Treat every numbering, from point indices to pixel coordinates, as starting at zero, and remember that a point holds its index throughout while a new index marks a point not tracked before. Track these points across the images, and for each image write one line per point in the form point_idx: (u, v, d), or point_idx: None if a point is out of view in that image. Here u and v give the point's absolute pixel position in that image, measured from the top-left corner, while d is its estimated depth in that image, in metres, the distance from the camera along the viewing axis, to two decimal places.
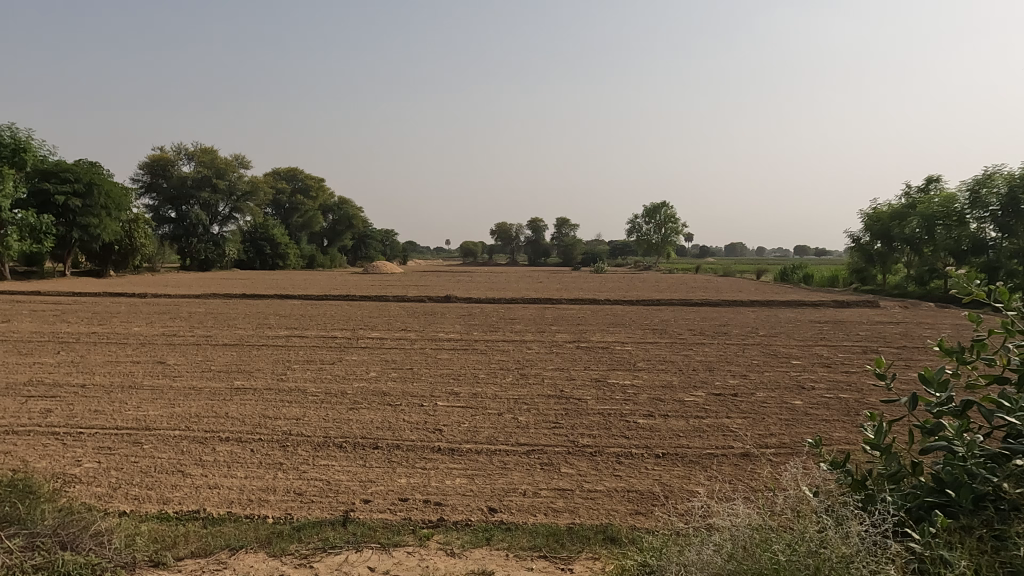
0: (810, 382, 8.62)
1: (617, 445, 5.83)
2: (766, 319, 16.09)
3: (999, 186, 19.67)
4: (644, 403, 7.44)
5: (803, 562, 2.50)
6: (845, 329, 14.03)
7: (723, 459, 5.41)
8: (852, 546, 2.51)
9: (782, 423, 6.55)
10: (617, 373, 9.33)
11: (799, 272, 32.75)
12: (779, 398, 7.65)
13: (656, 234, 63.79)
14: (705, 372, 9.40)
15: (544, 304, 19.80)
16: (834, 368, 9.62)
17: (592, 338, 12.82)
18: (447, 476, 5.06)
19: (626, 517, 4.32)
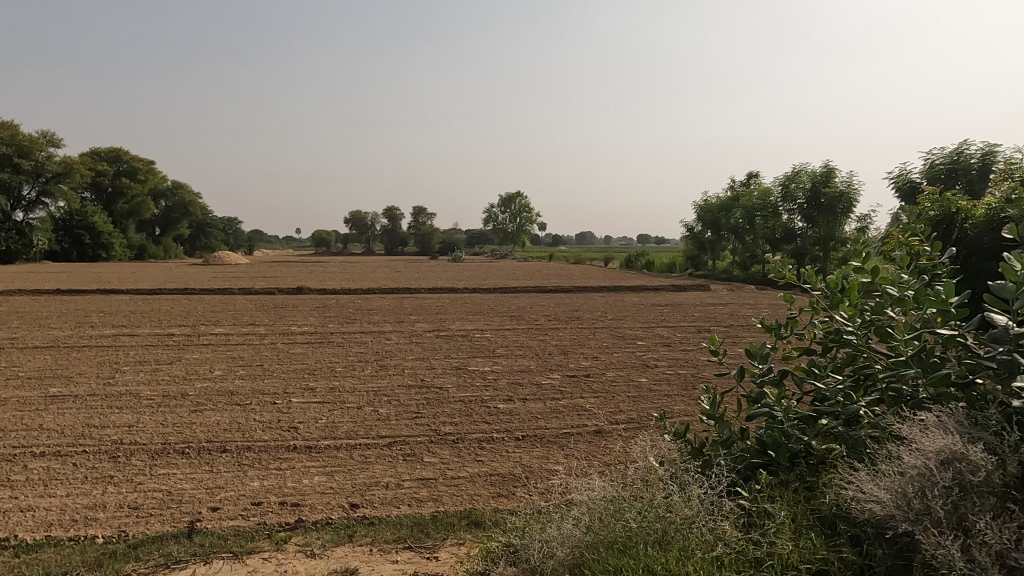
0: (653, 360, 9.35)
1: (478, 431, 5.93)
2: (614, 304, 17.12)
3: (805, 182, 22.44)
4: (503, 388, 7.63)
5: (652, 527, 2.70)
6: (682, 311, 15.35)
7: (579, 437, 5.70)
8: (693, 508, 2.75)
9: (630, 399, 7.05)
10: (477, 360, 9.47)
11: (642, 259, 35.23)
12: (626, 377, 8.21)
13: (512, 223, 65.33)
14: (560, 355, 9.82)
15: (402, 294, 19.57)
16: (673, 347, 10.48)
17: (451, 327, 12.89)
18: (304, 475, 4.86)
19: (489, 500, 4.41)
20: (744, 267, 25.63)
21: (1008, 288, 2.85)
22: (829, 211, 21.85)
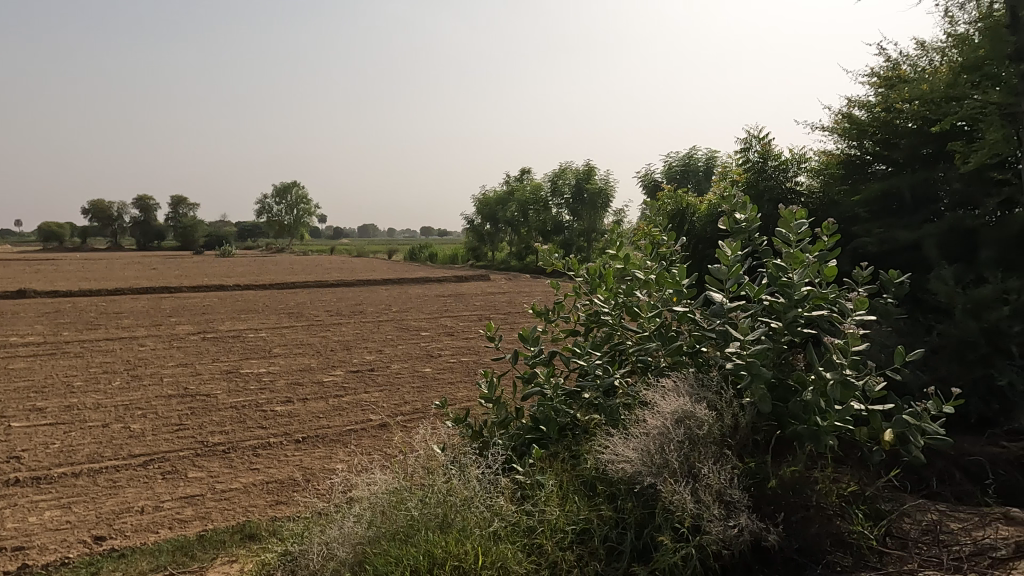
0: (436, 350, 9.52)
1: (253, 438, 5.50)
2: (398, 296, 17.08)
3: (570, 180, 24.58)
4: (281, 389, 7.18)
5: (434, 512, 2.75)
6: (464, 301, 15.86)
7: (363, 433, 5.60)
8: (472, 489, 2.85)
9: (414, 390, 7.09)
10: (250, 362, 8.78)
11: (426, 251, 35.63)
12: (411, 368, 8.25)
13: (288, 215, 61.60)
14: (342, 351, 9.52)
15: (159, 294, 17.37)
16: (455, 336, 10.77)
17: (219, 328, 11.77)
18: (30, 512, 4.08)
19: (266, 510, 4.12)
20: (519, 258, 27.18)
21: (722, 270, 3.42)
22: (590, 206, 24.23)
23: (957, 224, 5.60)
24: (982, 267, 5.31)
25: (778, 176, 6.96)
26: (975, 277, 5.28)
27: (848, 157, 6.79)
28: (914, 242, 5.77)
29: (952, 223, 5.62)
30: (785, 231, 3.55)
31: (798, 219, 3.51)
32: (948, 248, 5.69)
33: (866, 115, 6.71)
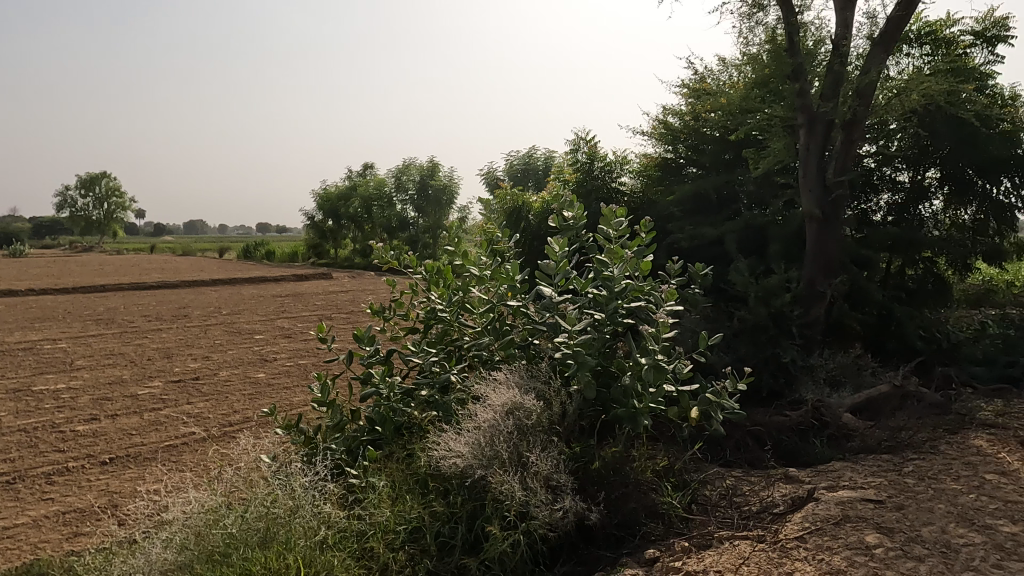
0: (272, 354, 8.97)
1: (47, 464, 4.82)
2: (229, 298, 15.86)
3: (415, 176, 24.42)
4: (84, 406, 6.36)
5: (254, 527, 2.59)
6: (304, 301, 15.11)
7: (184, 448, 5.12)
8: (298, 498, 2.73)
9: (245, 397, 6.63)
10: (46, 377, 7.68)
11: (261, 249, 33.44)
12: (242, 374, 7.69)
13: (95, 209, 54.65)
14: (161, 359, 8.64)
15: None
16: (293, 338, 10.23)
17: (6, 339, 10.16)
18: None
19: (61, 544, 3.63)
20: (362, 255, 26.37)
21: (550, 265, 3.57)
22: (436, 203, 24.28)
23: (752, 222, 6.35)
24: (771, 260, 6.07)
25: (604, 177, 7.43)
26: (765, 268, 6.02)
27: (664, 160, 7.43)
28: (718, 238, 6.44)
29: (748, 221, 6.37)
30: (606, 227, 3.74)
31: (617, 216, 3.70)
32: (745, 243, 6.43)
33: (678, 123, 7.37)
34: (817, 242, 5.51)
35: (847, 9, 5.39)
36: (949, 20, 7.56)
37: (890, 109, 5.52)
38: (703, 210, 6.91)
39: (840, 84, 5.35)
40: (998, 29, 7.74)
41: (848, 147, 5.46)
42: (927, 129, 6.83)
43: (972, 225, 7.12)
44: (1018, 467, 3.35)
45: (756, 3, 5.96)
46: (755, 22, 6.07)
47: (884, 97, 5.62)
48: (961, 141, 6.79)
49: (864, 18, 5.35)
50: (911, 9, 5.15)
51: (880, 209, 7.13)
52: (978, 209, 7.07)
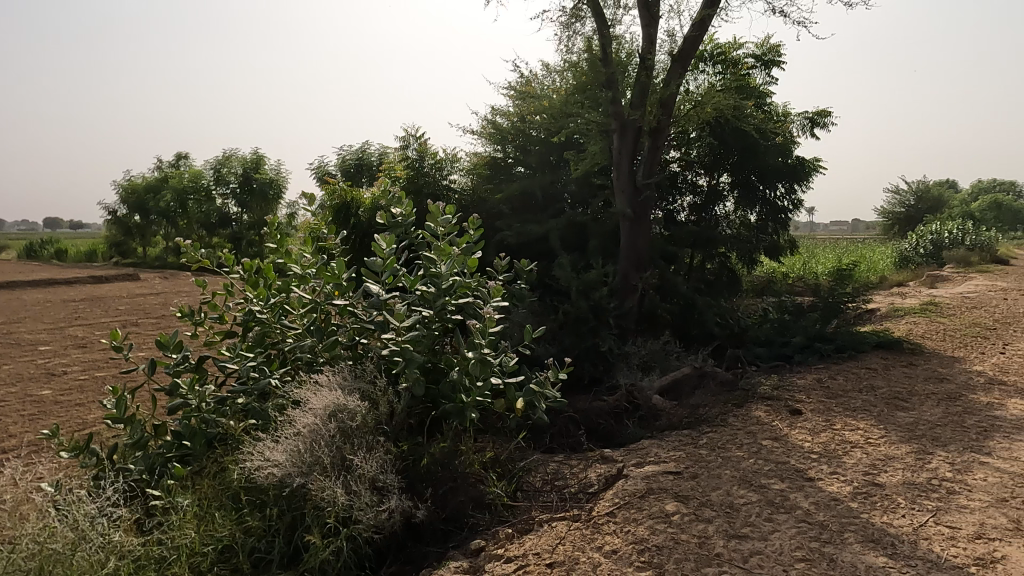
0: (62, 367, 7.83)
1: None
2: (6, 304, 13.56)
3: (235, 167, 21.71)
4: None
5: (24, 568, 2.25)
6: (105, 306, 13.35)
7: None
8: (81, 528, 2.41)
9: (26, 419, 5.72)
10: None
11: (49, 247, 29.02)
12: (22, 392, 6.63)
13: None
14: None
15: None
16: (90, 348, 9.01)
17: None
18: None
19: None
20: (176, 254, 23.85)
21: (378, 262, 3.36)
22: (262, 198, 21.94)
23: (573, 220, 6.73)
24: (591, 255, 6.48)
25: (434, 174, 7.43)
26: (586, 264, 6.42)
27: (493, 159, 7.60)
28: (543, 235, 6.74)
29: (570, 219, 6.74)
30: (433, 224, 3.65)
31: (444, 212, 3.63)
32: (567, 240, 6.81)
33: (506, 124, 7.58)
34: (629, 239, 6.01)
35: (651, 26, 5.89)
36: (735, 43, 8.57)
37: (688, 120, 6.14)
38: (530, 208, 7.20)
39: (646, 94, 5.83)
40: (773, 54, 8.92)
41: (654, 153, 5.99)
42: (718, 139, 7.72)
43: (758, 225, 8.15)
44: (787, 432, 3.91)
45: (573, 13, 6.31)
46: (573, 31, 6.42)
47: (683, 107, 6.22)
48: (744, 150, 7.76)
49: (665, 35, 5.89)
50: (703, 30, 5.76)
51: (683, 209, 7.94)
52: (761, 211, 8.10)
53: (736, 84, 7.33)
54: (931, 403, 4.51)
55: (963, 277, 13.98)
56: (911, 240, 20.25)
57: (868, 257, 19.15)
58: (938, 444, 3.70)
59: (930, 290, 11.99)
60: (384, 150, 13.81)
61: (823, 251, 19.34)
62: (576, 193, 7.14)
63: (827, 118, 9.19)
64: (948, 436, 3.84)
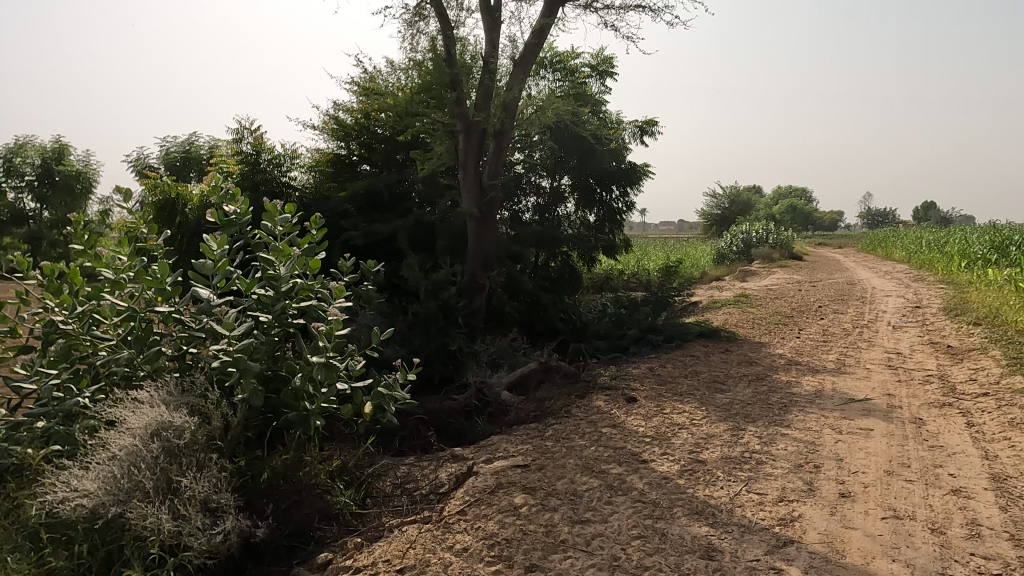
0: None
1: None
2: None
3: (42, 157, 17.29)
4: None
5: None
6: None
7: None
8: None
9: None
10: None
11: None
12: None
13: None
14: None
15: None
16: None
17: None
18: None
19: None
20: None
21: (207, 265, 3.08)
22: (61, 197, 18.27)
23: (421, 219, 6.70)
24: (439, 255, 6.49)
25: (272, 170, 7.02)
26: (434, 264, 6.42)
27: (336, 156, 7.33)
28: (390, 234, 6.63)
29: (418, 218, 6.69)
30: (270, 223, 3.39)
31: (282, 211, 3.38)
32: (415, 239, 6.76)
33: (350, 120, 7.35)
34: (476, 240, 6.10)
35: (494, 30, 6.02)
36: (572, 53, 9.02)
37: (530, 124, 6.35)
38: (377, 208, 7.04)
39: (489, 96, 5.95)
40: (607, 65, 9.52)
41: (499, 155, 6.12)
42: (558, 143, 8.07)
43: (596, 225, 8.63)
44: (623, 419, 4.20)
45: (417, 12, 6.26)
46: (416, 30, 6.37)
47: (526, 111, 6.43)
48: (583, 155, 8.20)
49: (507, 41, 6.05)
50: (543, 38, 5.99)
51: (528, 209, 8.17)
52: (599, 212, 8.61)
53: (574, 91, 7.71)
54: (743, 384, 5.07)
55: (766, 272, 15.89)
56: (726, 238, 22.64)
57: (691, 254, 21.10)
58: (749, 420, 4.18)
59: (741, 283, 13.48)
60: (214, 143, 12.78)
61: (653, 249, 21.01)
62: (423, 193, 7.10)
63: (654, 127, 9.98)
64: (756, 412, 4.35)
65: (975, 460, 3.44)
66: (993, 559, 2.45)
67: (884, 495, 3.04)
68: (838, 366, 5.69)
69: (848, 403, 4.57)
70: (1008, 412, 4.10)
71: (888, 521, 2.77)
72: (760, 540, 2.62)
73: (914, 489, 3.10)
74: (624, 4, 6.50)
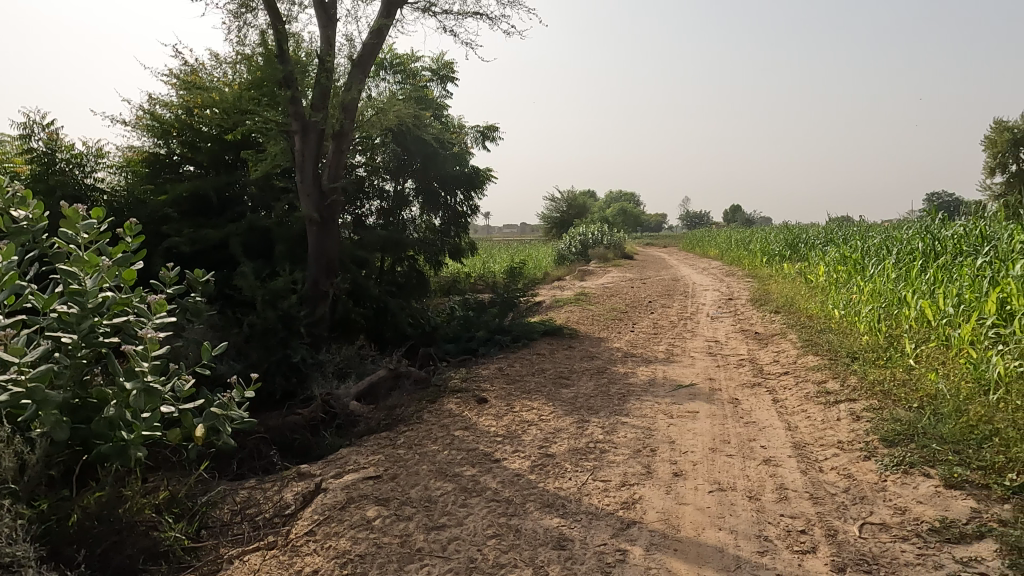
0: None
1: None
2: None
3: None
4: None
5: None
6: None
7: None
8: None
9: None
10: None
11: None
12: None
13: None
14: None
15: None
16: None
17: None
18: None
19: None
20: None
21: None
22: None
23: (255, 225, 6.29)
24: (277, 261, 6.13)
25: (73, 171, 6.21)
26: (272, 271, 6.05)
27: (153, 155, 6.66)
28: (221, 241, 6.15)
29: (251, 223, 6.27)
30: (71, 230, 2.96)
31: (86, 217, 2.98)
32: (248, 245, 6.32)
33: (168, 116, 6.70)
34: (317, 244, 5.84)
35: (329, 27, 5.80)
36: (412, 56, 8.98)
37: (371, 125, 6.21)
38: (204, 212, 6.51)
39: (327, 96, 5.73)
40: (447, 70, 9.58)
41: (339, 156, 5.92)
42: (401, 146, 7.99)
43: (441, 228, 8.65)
44: (475, 420, 4.24)
45: (243, 3, 5.86)
46: (244, 22, 5.97)
47: (366, 112, 6.27)
48: (426, 158, 8.20)
49: (344, 39, 5.86)
50: (381, 39, 5.89)
51: (371, 213, 7.99)
52: (443, 216, 8.67)
53: (415, 95, 7.66)
54: (586, 379, 5.34)
55: (603, 271, 16.86)
56: (564, 239, 23.73)
57: (533, 256, 21.88)
58: (592, 412, 4.42)
59: (580, 282, 14.22)
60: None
61: (498, 252, 21.46)
62: (256, 196, 6.67)
63: (495, 133, 10.22)
64: (598, 404, 4.60)
65: (781, 432, 3.92)
66: (797, 517, 2.80)
67: (710, 470, 3.36)
68: (667, 356, 6.19)
69: (676, 389, 5.00)
70: (804, 388, 4.73)
71: (713, 493, 3.07)
72: (606, 525, 2.77)
73: (733, 462, 3.46)
74: (462, 10, 6.59)
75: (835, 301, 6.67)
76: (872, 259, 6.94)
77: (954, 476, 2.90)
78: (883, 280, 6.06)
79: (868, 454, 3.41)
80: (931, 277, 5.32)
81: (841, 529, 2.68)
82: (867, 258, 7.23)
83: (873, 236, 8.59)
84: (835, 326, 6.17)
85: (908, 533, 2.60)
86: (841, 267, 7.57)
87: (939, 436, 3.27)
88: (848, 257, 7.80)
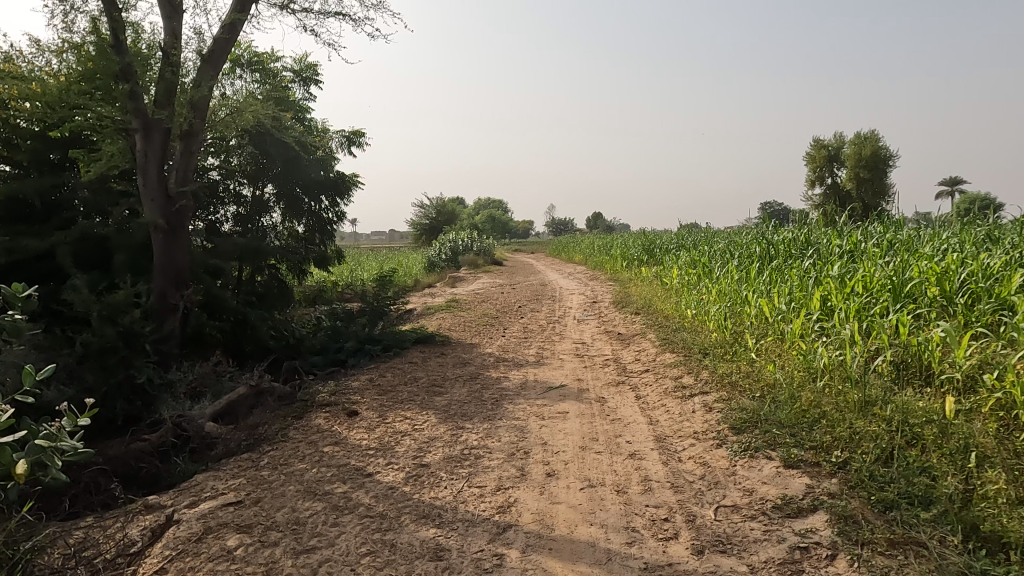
0: None
1: None
2: None
3: None
4: None
5: None
6: None
7: None
8: None
9: None
10: None
11: None
12: None
13: None
14: None
15: None
16: None
17: None
18: None
19: None
20: None
21: None
22: None
23: (87, 232, 5.65)
24: (116, 272, 5.56)
25: None
26: (109, 283, 5.47)
27: None
28: (46, 249, 5.47)
29: (83, 231, 5.64)
30: None
31: None
32: (79, 255, 5.67)
33: None
34: (164, 254, 5.35)
35: (174, 19, 5.35)
36: (271, 55, 8.54)
37: (225, 126, 5.81)
38: (23, 218, 5.76)
39: (172, 92, 5.27)
40: (310, 72, 9.23)
41: (188, 158, 5.47)
42: (260, 149, 7.52)
43: (305, 236, 8.34)
44: (345, 435, 4.09)
45: None
46: (71, 6, 5.34)
47: (219, 112, 5.86)
48: (287, 162, 7.82)
49: (191, 32, 5.44)
50: (234, 34, 5.53)
51: (227, 219, 7.45)
52: (308, 223, 8.35)
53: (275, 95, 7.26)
54: (459, 385, 5.33)
55: (472, 275, 17.74)
56: (433, 245, 23.58)
57: (403, 263, 21.62)
58: (466, 418, 4.42)
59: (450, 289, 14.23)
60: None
61: (366, 258, 20.97)
62: (88, 200, 6.00)
63: (362, 138, 9.98)
64: (472, 410, 4.61)
65: (644, 426, 4.15)
66: (660, 506, 2.98)
67: (581, 467, 3.49)
68: (538, 359, 6.35)
69: (548, 390, 5.14)
70: (663, 383, 5.06)
71: (584, 490, 3.18)
72: (483, 531, 2.78)
73: (602, 459, 3.61)
74: (324, 9, 6.35)
75: (688, 301, 7.19)
76: (718, 262, 7.58)
77: (792, 456, 3.23)
78: (727, 282, 6.63)
79: (720, 442, 3.70)
80: (767, 278, 5.91)
81: (699, 514, 2.88)
82: (714, 262, 7.88)
83: (718, 242, 9.38)
84: (688, 325, 6.65)
85: (755, 512, 2.85)
86: (692, 270, 8.20)
87: (778, 422, 3.62)
88: (698, 261, 8.46)
